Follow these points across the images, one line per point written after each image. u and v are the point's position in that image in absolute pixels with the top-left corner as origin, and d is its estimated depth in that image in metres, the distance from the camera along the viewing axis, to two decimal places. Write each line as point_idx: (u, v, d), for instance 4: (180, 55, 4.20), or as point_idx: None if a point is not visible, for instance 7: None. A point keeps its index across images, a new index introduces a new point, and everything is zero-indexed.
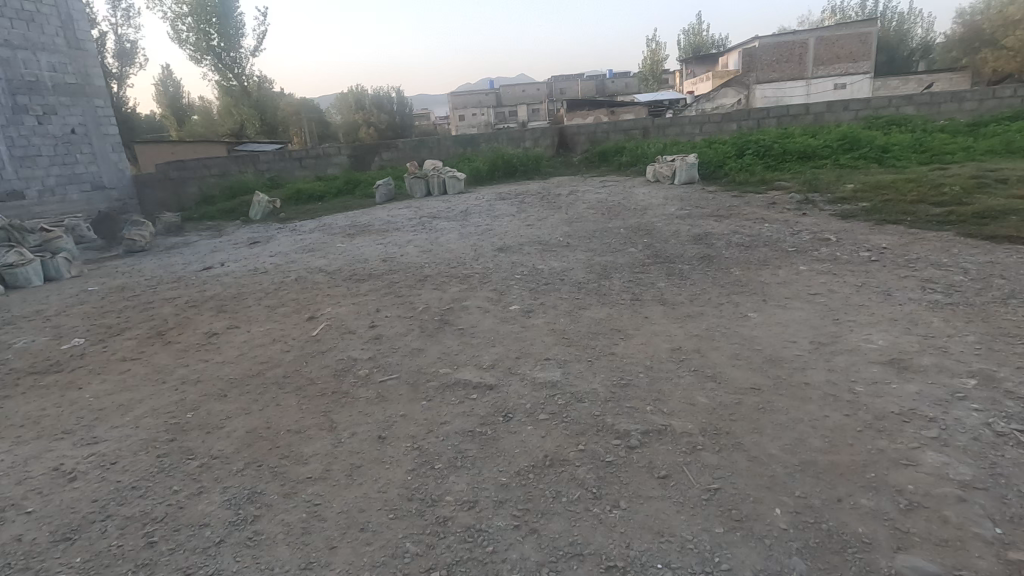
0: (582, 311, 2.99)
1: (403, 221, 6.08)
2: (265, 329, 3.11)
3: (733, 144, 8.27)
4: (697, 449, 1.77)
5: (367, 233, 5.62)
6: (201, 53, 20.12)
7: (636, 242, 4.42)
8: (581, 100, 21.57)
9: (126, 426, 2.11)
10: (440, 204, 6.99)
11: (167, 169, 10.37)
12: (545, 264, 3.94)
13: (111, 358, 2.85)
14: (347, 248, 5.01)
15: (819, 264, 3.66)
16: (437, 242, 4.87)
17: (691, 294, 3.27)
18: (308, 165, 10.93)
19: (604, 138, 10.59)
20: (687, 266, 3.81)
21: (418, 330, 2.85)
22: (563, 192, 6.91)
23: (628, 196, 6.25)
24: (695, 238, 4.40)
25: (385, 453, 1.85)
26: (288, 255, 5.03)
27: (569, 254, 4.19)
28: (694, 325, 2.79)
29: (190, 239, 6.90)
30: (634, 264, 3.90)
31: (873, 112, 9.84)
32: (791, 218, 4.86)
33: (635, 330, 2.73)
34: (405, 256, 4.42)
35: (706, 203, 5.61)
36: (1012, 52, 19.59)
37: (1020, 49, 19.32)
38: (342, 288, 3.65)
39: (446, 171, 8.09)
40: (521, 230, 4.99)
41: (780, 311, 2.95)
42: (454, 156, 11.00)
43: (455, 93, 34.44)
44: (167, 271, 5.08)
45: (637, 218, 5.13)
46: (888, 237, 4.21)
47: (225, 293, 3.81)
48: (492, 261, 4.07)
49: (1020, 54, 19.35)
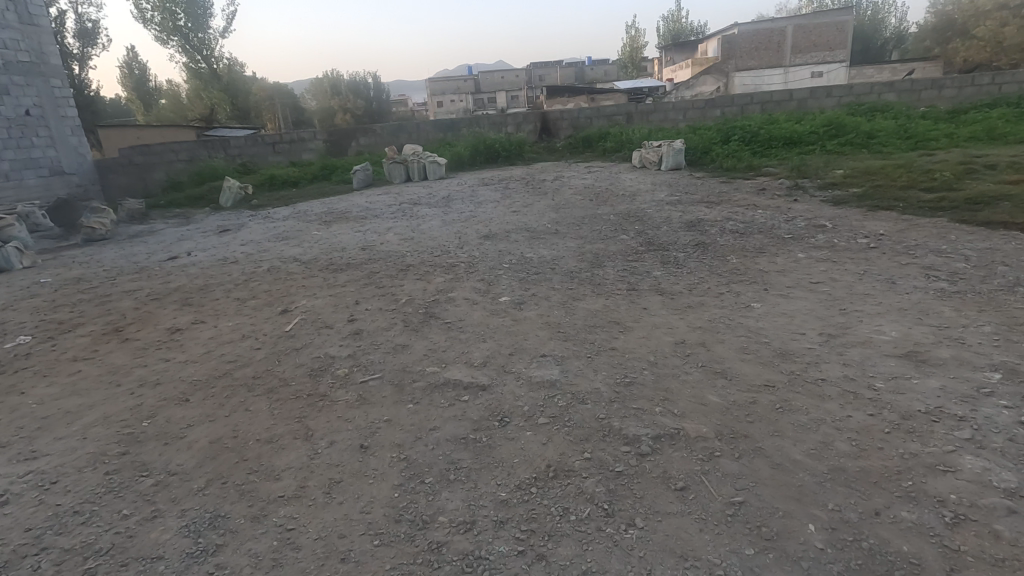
0: (577, 302, 2.80)
1: (382, 207, 5.83)
2: (233, 324, 2.86)
3: (718, 130, 8.16)
4: (715, 456, 1.61)
5: (345, 221, 5.36)
6: (168, 33, 19.31)
7: (627, 229, 4.25)
8: (561, 87, 21.31)
9: (72, 437, 1.87)
10: (421, 190, 6.72)
11: (131, 153, 9.86)
12: (534, 252, 3.75)
13: (59, 358, 2.58)
14: (323, 236, 4.74)
15: (818, 251, 3.54)
16: (419, 229, 4.63)
17: (689, 283, 3.11)
18: (281, 150, 10.52)
19: (587, 124, 10.40)
20: (682, 254, 3.65)
21: (402, 324, 2.63)
22: (548, 178, 6.71)
23: (615, 182, 6.08)
24: (688, 224, 4.26)
25: (368, 465, 1.65)
26: (260, 244, 4.74)
27: (559, 241, 4.00)
28: (696, 317, 2.63)
29: (155, 227, 6.52)
30: (627, 253, 3.73)
31: (855, 99, 9.81)
32: (783, 205, 4.74)
33: (634, 323, 2.56)
34: (385, 244, 4.19)
35: (695, 189, 5.47)
36: (982, 42, 19.89)
37: (989, 40, 19.62)
38: (318, 279, 3.41)
39: (427, 156, 7.81)
40: (506, 217, 4.78)
41: (784, 301, 2.81)
42: (434, 141, 10.70)
43: (433, 78, 33.80)
44: (129, 261, 4.76)
45: (627, 204, 4.96)
46: (883, 224, 4.10)
47: (190, 285, 3.54)
48: (477, 249, 3.86)
49: (989, 44, 19.65)
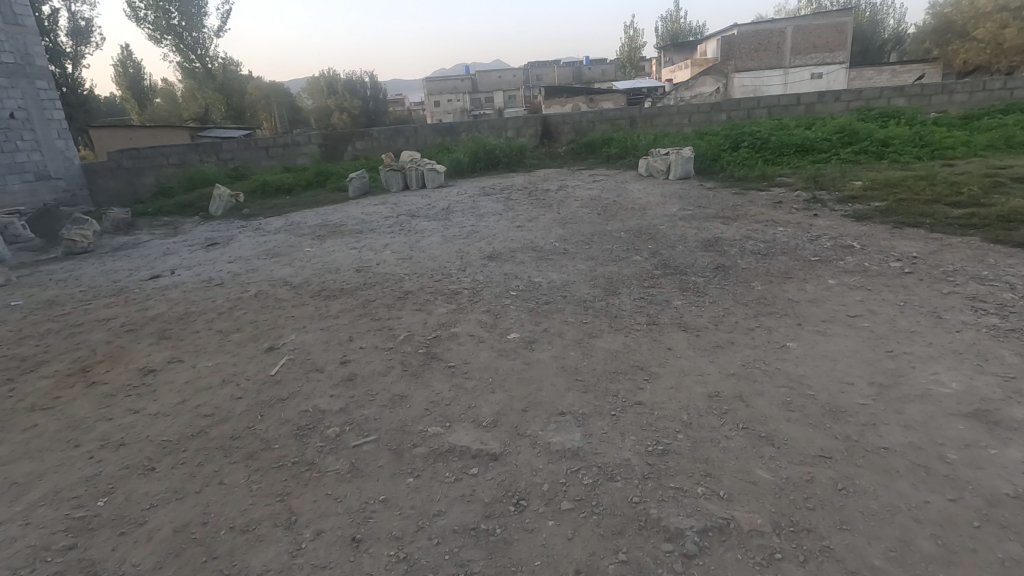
0: (594, 340, 2.54)
1: (379, 219, 5.56)
2: (213, 363, 2.58)
3: (726, 136, 7.91)
4: (775, 560, 1.35)
5: (340, 235, 5.09)
6: (161, 32, 18.98)
7: (641, 249, 3.99)
8: (559, 87, 20.97)
9: (13, 523, 1.60)
10: (420, 200, 6.44)
11: (120, 157, 9.55)
12: (542, 276, 3.48)
13: (15, 408, 2.30)
14: (316, 253, 4.46)
15: (849, 278, 3.28)
16: (418, 247, 4.36)
17: (715, 315, 2.85)
18: (276, 154, 10.23)
19: (590, 128, 10.14)
20: (703, 280, 3.39)
21: (400, 368, 2.36)
22: (551, 187, 6.44)
23: (623, 193, 5.82)
24: (705, 243, 4.00)
25: (361, 568, 1.39)
26: (249, 262, 4.47)
27: (569, 263, 3.74)
28: (727, 360, 2.37)
29: (141, 238, 6.24)
30: (643, 277, 3.46)
31: (865, 103, 9.57)
32: (803, 221, 4.48)
33: (659, 367, 2.29)
34: (382, 264, 3.92)
35: (708, 201, 5.22)
36: (982, 44, 19.71)
37: (989, 41, 19.42)
38: (309, 307, 3.14)
39: (425, 163, 7.53)
40: (510, 233, 4.51)
41: (821, 339, 2.55)
42: (432, 145, 10.42)
43: (430, 78, 33.45)
44: (110, 279, 4.48)
45: (638, 219, 4.70)
46: (913, 244, 3.85)
47: (170, 313, 3.26)
48: (481, 272, 3.59)
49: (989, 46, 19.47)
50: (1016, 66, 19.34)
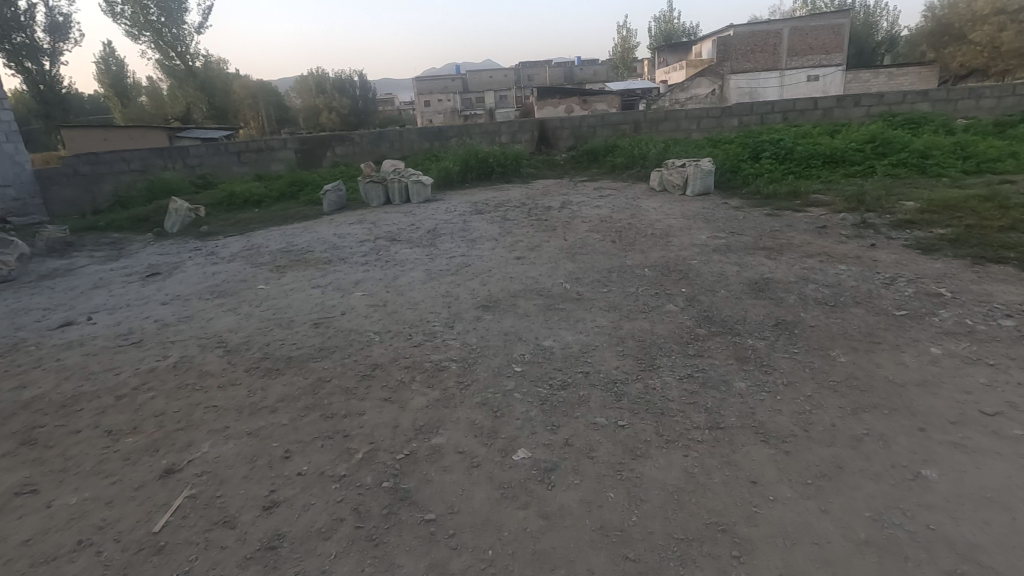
0: (640, 468, 1.74)
1: (352, 244, 4.74)
2: (78, 499, 1.75)
3: (743, 145, 7.18)
4: None
5: (304, 265, 4.26)
6: (139, 28, 18.04)
7: (673, 293, 3.21)
8: (550, 87, 20.11)
9: None
10: (403, 218, 5.62)
11: (76, 162, 8.63)
12: (554, 337, 2.68)
13: None
14: (271, 294, 3.63)
15: (957, 344, 2.50)
16: (396, 286, 3.54)
17: (796, 411, 2.06)
18: (248, 159, 9.35)
19: (591, 134, 9.36)
20: (763, 346, 2.60)
21: (352, 527, 1.55)
22: (553, 204, 5.64)
23: (637, 213, 5.03)
24: (752, 286, 3.22)
25: None
26: (188, 304, 3.63)
27: (585, 316, 2.93)
28: (846, 508, 1.57)
29: (79, 262, 5.38)
30: (684, 341, 2.66)
31: (887, 108, 8.85)
32: (862, 255, 3.71)
33: (749, 529, 1.50)
34: (347, 314, 3.10)
35: (740, 226, 4.46)
36: (978, 48, 19.25)
37: (986, 45, 18.96)
38: (239, 391, 2.31)
39: (411, 173, 6.65)
40: (509, 269, 3.71)
41: (967, 460, 1.76)
42: (419, 151, 9.57)
43: (419, 77, 32.51)
44: (15, 323, 3.63)
45: (663, 250, 3.90)
46: (1012, 288, 3.08)
47: (53, 394, 2.42)
48: (474, 329, 2.78)
49: (987, 49, 18.99)
50: (1012, 70, 18.99)
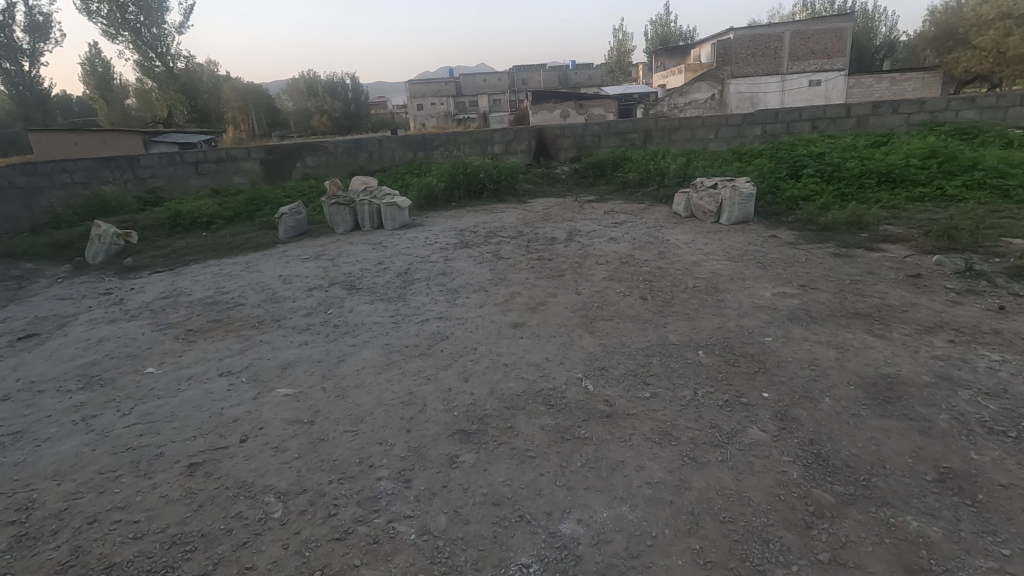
0: None
1: (298, 294, 3.62)
2: None
3: (776, 159, 6.15)
4: None
5: (224, 330, 3.12)
6: (116, 28, 16.93)
7: (754, 402, 2.10)
8: (541, 91, 19.01)
9: None
10: (369, 252, 4.51)
11: (10, 173, 7.45)
12: (579, 520, 1.56)
13: None
14: (157, 388, 2.49)
15: None
16: (338, 378, 2.42)
17: None
18: (206, 171, 8.17)
19: (595, 144, 8.28)
20: (940, 537, 1.50)
21: None
22: (557, 235, 4.55)
23: (667, 250, 3.95)
24: (872, 393, 2.12)
25: None
26: (36, 401, 2.49)
27: (624, 457, 1.81)
28: None
29: None
30: (800, 524, 1.55)
31: (928, 116, 7.81)
32: (1000, 326, 2.64)
33: None
34: (249, 443, 1.97)
35: (807, 274, 3.38)
36: (983, 53, 18.22)
37: (991, 49, 17.94)
38: None
39: (384, 193, 5.53)
40: (504, 347, 2.60)
41: None
42: (400, 162, 8.45)
43: (409, 81, 31.47)
44: None
45: (716, 316, 2.81)
46: None
47: None
48: (440, 493, 1.66)
49: (992, 54, 18.01)
50: (1017, 75, 18.03)
